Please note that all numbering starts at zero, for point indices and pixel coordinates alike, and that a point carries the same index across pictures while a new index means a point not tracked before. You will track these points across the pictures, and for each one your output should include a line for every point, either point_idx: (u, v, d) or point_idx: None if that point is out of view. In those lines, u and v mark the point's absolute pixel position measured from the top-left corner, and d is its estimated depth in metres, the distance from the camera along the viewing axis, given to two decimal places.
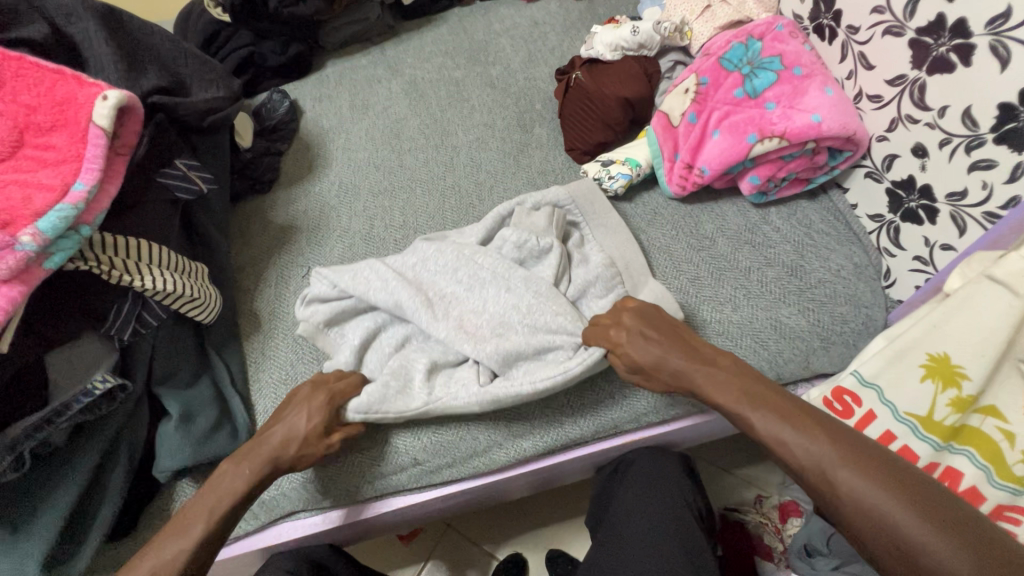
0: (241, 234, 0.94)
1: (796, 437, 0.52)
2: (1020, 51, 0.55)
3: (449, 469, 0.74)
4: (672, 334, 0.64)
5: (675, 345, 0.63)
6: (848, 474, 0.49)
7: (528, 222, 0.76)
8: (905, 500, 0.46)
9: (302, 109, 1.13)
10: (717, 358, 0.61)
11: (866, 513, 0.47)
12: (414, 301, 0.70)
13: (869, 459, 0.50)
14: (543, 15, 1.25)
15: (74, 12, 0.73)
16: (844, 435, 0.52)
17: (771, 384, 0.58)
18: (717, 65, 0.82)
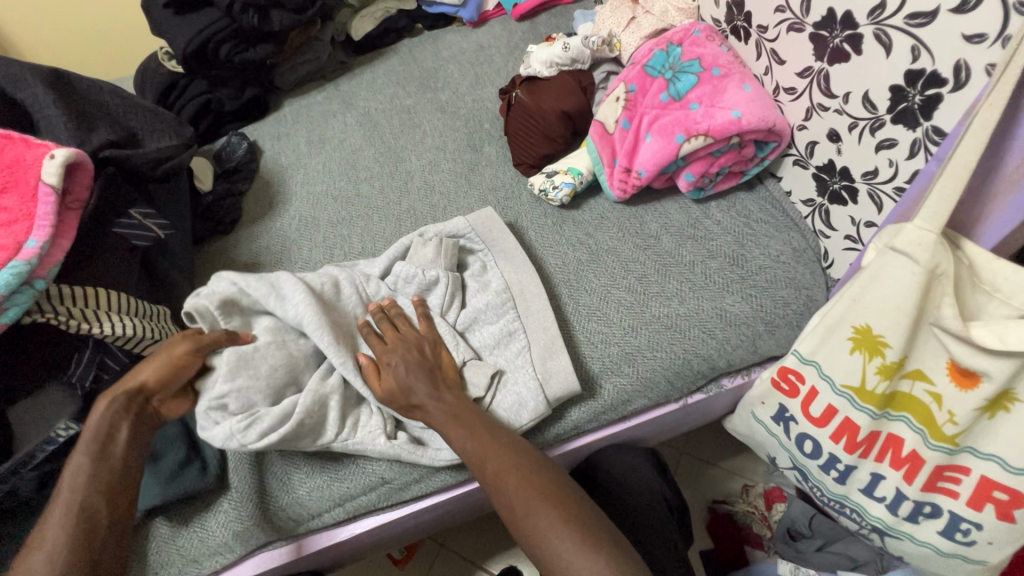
0: (206, 275, 0.96)
1: (553, 523, 0.57)
2: (898, 38, 0.59)
3: (417, 485, 0.75)
4: (473, 421, 0.66)
5: (466, 426, 0.65)
6: (545, 510, 0.58)
7: (419, 255, 0.80)
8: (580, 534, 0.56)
9: (261, 149, 1.17)
10: (501, 440, 0.64)
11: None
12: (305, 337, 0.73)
13: (601, 543, 0.56)
14: (488, 38, 1.30)
15: (23, 79, 0.77)
16: (585, 522, 0.58)
17: (540, 466, 0.63)
18: (642, 73, 0.86)
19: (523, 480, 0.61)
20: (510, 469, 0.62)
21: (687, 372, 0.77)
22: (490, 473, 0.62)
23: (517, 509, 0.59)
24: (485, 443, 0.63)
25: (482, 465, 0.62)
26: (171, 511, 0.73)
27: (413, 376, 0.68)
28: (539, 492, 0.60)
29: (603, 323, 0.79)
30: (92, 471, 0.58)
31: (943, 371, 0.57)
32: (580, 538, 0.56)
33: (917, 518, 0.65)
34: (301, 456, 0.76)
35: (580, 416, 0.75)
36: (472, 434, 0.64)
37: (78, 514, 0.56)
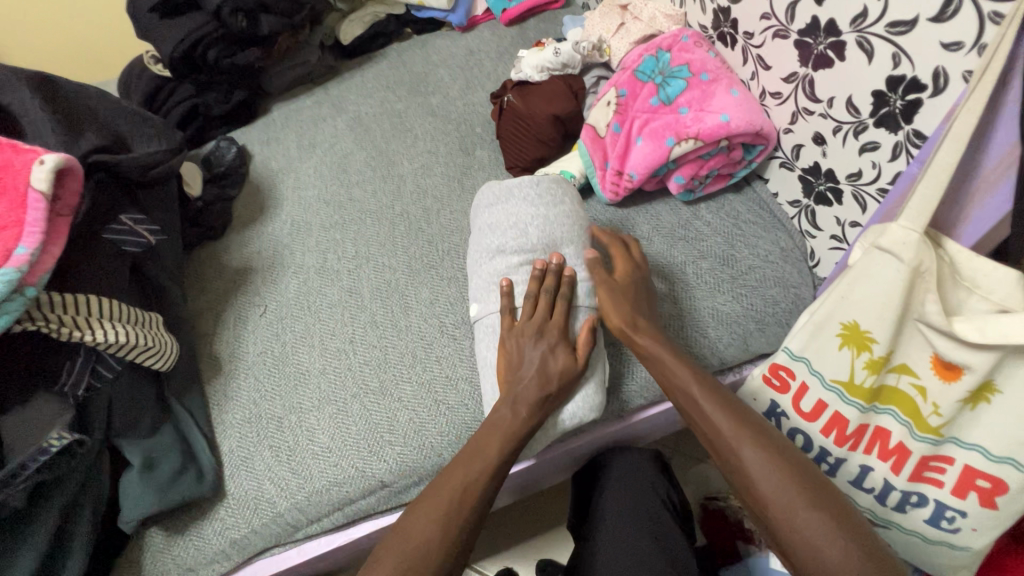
0: (198, 282, 0.96)
1: (794, 501, 0.54)
2: (880, 45, 0.61)
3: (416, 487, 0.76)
4: (699, 376, 0.65)
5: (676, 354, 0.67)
6: (793, 492, 0.54)
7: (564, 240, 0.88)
8: (830, 516, 0.52)
9: (250, 153, 1.17)
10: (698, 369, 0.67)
11: (773, 505, 0.54)
12: (514, 265, 0.76)
13: (795, 464, 0.56)
14: (477, 43, 1.31)
15: (8, 83, 0.76)
16: (781, 443, 0.58)
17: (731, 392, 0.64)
18: (633, 78, 0.88)
19: (765, 453, 0.57)
20: (751, 433, 0.59)
21: None
22: (692, 393, 0.64)
23: (722, 428, 0.60)
24: (709, 395, 0.63)
25: (708, 415, 0.62)
26: (166, 521, 0.73)
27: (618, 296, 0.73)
28: (738, 415, 0.61)
29: None
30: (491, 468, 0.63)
31: (927, 364, 0.59)
32: (777, 458, 0.56)
33: (905, 508, 0.67)
34: (297, 461, 0.76)
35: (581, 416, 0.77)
36: (699, 384, 0.64)
37: (470, 501, 0.60)
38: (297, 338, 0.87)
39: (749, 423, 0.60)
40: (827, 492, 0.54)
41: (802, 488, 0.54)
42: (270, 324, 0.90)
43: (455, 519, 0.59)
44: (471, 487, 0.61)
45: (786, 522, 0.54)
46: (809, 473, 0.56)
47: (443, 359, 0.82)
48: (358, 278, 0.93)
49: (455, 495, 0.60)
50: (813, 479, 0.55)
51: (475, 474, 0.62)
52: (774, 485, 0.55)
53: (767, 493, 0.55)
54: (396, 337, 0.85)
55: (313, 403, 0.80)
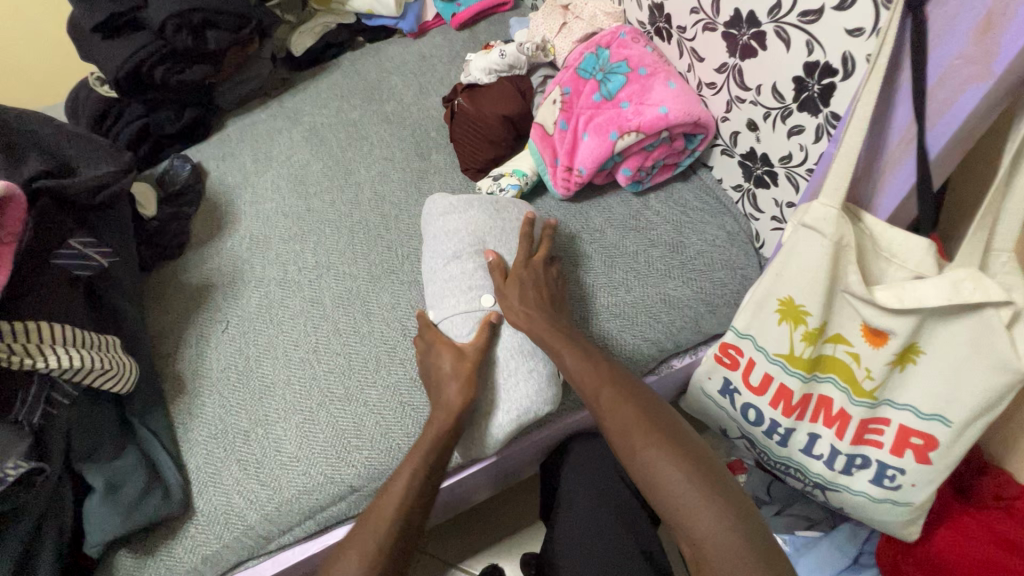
0: (159, 302, 0.96)
1: (651, 450, 0.59)
2: (795, 34, 0.65)
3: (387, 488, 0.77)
4: (580, 345, 0.69)
5: (585, 357, 0.68)
6: (649, 441, 0.60)
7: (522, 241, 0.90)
8: (678, 462, 0.58)
9: (206, 170, 1.17)
10: (612, 371, 0.68)
11: (634, 455, 0.60)
12: (469, 270, 0.79)
13: (693, 461, 0.58)
14: (429, 48, 1.32)
15: None
16: (682, 441, 0.60)
17: (643, 390, 0.65)
18: (576, 76, 0.91)
19: (630, 412, 0.62)
20: (621, 395, 0.64)
21: (639, 358, 0.81)
22: (605, 401, 0.64)
23: (590, 391, 0.65)
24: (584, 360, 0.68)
25: (582, 380, 0.66)
26: (135, 542, 0.72)
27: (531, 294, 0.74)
28: (645, 418, 0.62)
29: None
30: (415, 486, 0.64)
31: (858, 332, 0.63)
32: (676, 458, 0.58)
33: (851, 470, 0.70)
34: (266, 473, 0.76)
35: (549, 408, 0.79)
36: (576, 352, 0.68)
37: (395, 530, 0.61)
38: (260, 351, 0.87)
39: (620, 386, 0.65)
40: (684, 442, 0.60)
41: (660, 438, 0.60)
42: (233, 339, 0.90)
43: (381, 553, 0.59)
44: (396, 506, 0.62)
45: (683, 515, 0.56)
46: (670, 427, 0.61)
47: (407, 362, 0.83)
48: (320, 287, 0.93)
49: (378, 528, 0.60)
50: (673, 431, 0.61)
51: (390, 497, 0.63)
52: (675, 481, 0.57)
53: (629, 445, 0.61)
54: (359, 344, 0.85)
55: (279, 414, 0.81)
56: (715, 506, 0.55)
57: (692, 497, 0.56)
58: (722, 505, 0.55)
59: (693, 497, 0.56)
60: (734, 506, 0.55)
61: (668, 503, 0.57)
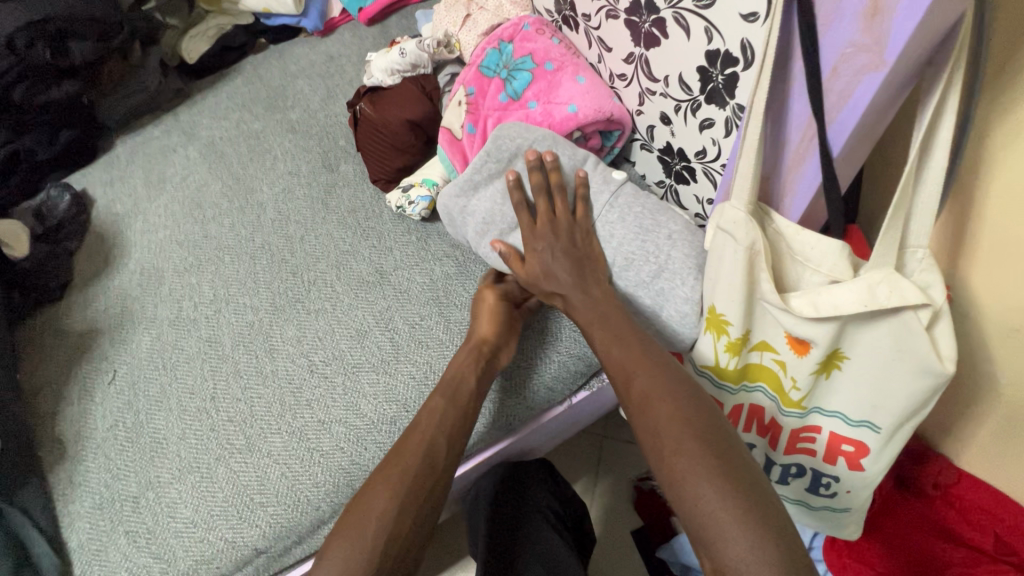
0: (36, 353, 0.85)
1: (678, 447, 0.50)
2: (694, 20, 0.59)
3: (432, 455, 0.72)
4: (617, 329, 0.62)
5: (618, 341, 0.61)
6: (675, 435, 0.51)
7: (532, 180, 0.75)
8: (705, 465, 0.48)
9: (92, 198, 1.05)
10: (652, 356, 0.59)
11: (658, 450, 0.52)
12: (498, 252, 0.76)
13: (729, 471, 0.48)
14: (338, 47, 1.23)
15: None
16: (721, 444, 0.50)
17: (685, 381, 0.56)
18: (479, 74, 0.83)
19: (659, 403, 0.54)
20: (654, 382, 0.56)
21: (566, 375, 0.75)
22: (635, 388, 0.56)
23: (620, 378, 0.58)
24: (613, 343, 0.61)
25: (617, 365, 0.59)
26: None
27: (562, 263, 0.68)
28: (678, 411, 0.52)
29: None
30: (441, 425, 0.62)
31: (782, 340, 0.58)
32: (709, 462, 0.48)
33: (787, 479, 0.68)
34: (158, 544, 0.68)
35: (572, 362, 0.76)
36: (613, 339, 0.61)
37: (437, 469, 0.59)
38: (151, 403, 0.78)
39: (654, 370, 0.57)
40: (719, 443, 0.50)
41: (688, 434, 0.51)
42: (121, 390, 0.80)
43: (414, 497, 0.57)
44: (422, 453, 0.59)
45: (709, 535, 0.46)
46: (707, 424, 0.51)
47: (315, 403, 0.75)
48: (218, 324, 0.84)
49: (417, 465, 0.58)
50: (709, 429, 0.51)
51: (421, 436, 0.61)
52: (700, 492, 0.47)
53: (653, 438, 0.52)
54: (261, 386, 0.77)
55: (173, 474, 0.72)
56: (746, 525, 0.45)
57: (718, 509, 0.46)
58: (754, 524, 0.45)
59: (720, 509, 0.46)
60: (769, 528, 0.44)
61: (690, 513, 0.48)
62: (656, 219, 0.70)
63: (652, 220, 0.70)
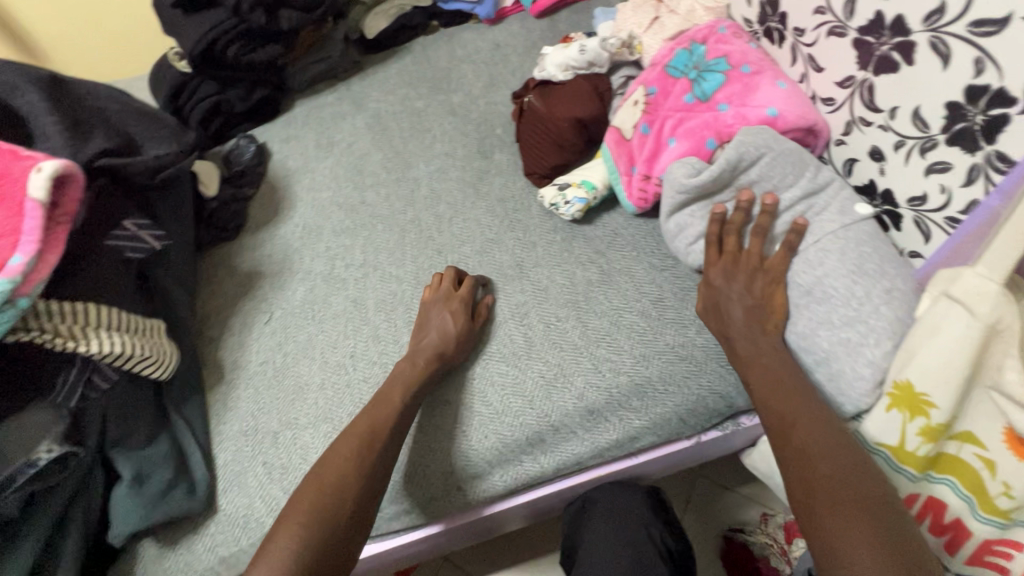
0: (210, 283, 0.96)
1: (842, 519, 0.48)
2: (959, 46, 0.52)
3: (393, 508, 0.72)
4: (786, 387, 0.60)
5: (794, 393, 0.59)
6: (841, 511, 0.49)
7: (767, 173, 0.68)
8: (874, 544, 0.46)
9: (270, 152, 1.16)
10: (827, 419, 0.57)
11: (819, 505, 0.50)
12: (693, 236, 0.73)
13: (893, 539, 0.47)
14: (505, 36, 1.24)
15: (20, 87, 0.74)
16: (886, 514, 0.49)
17: (854, 445, 0.55)
18: (664, 74, 0.80)
19: (832, 465, 0.53)
20: (827, 448, 0.54)
21: (701, 411, 0.71)
22: (797, 443, 0.55)
23: (784, 425, 0.57)
24: (780, 390, 0.60)
25: (783, 412, 0.58)
26: (160, 532, 0.72)
27: (739, 311, 0.66)
28: (846, 479, 0.51)
29: (613, 351, 0.75)
30: (355, 444, 0.66)
31: (998, 436, 0.53)
32: (870, 526, 0.48)
33: None
34: (290, 481, 0.73)
35: (709, 390, 0.71)
36: (791, 394, 0.59)
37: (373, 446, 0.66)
38: (298, 349, 0.85)
39: (831, 433, 0.55)
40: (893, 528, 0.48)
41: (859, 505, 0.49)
42: (275, 332, 0.88)
43: (326, 535, 0.58)
44: (342, 472, 0.63)
45: None
46: (876, 503, 0.50)
47: (445, 380, 0.77)
48: (365, 287, 0.89)
49: (321, 498, 0.60)
50: (875, 505, 0.49)
51: (342, 457, 0.64)
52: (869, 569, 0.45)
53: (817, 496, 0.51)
54: (397, 355, 0.81)
55: (309, 420, 0.77)
56: None
57: None
58: None
59: None
60: None
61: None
62: (882, 262, 0.62)
63: (878, 267, 0.62)
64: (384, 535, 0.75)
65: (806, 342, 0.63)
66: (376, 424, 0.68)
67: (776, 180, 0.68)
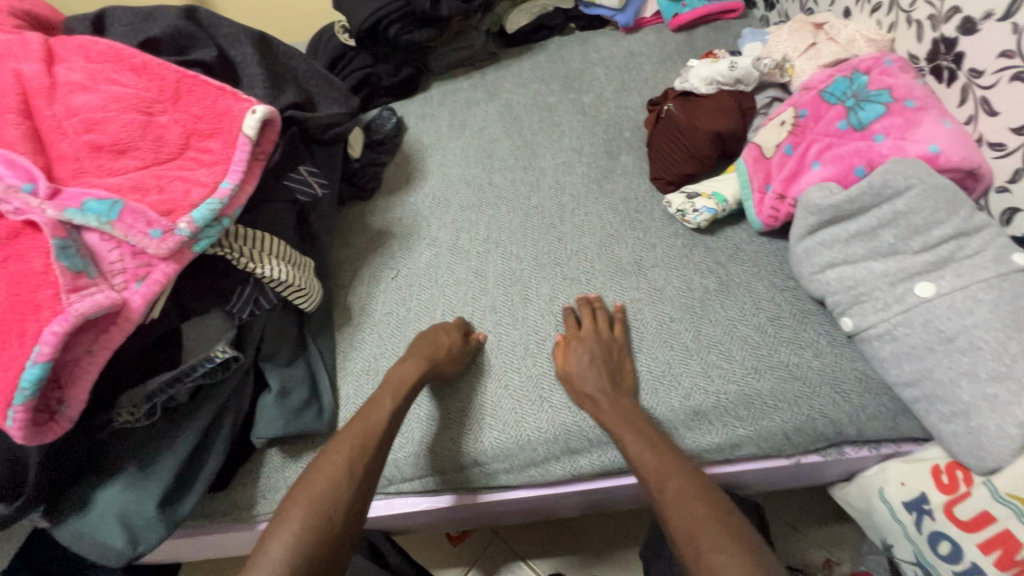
0: (345, 235, 1.05)
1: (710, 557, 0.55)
2: None
3: (412, 480, 0.79)
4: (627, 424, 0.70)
5: (649, 445, 0.68)
6: (723, 555, 0.55)
7: (920, 206, 0.66)
8: None
9: (406, 126, 1.25)
10: (688, 467, 0.66)
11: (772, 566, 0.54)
12: (825, 262, 0.73)
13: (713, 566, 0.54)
14: (640, 45, 1.28)
15: (238, 39, 0.86)
16: (706, 541, 0.57)
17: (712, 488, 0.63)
18: (817, 98, 0.81)
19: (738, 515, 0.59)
20: (693, 494, 0.62)
21: (808, 432, 0.72)
22: (670, 492, 0.63)
23: (653, 478, 0.65)
24: (635, 434, 0.69)
25: (653, 463, 0.66)
26: (286, 445, 0.80)
27: (591, 371, 0.74)
28: (707, 519, 0.59)
29: (724, 358, 0.76)
30: (353, 445, 0.69)
31: None
32: (747, 551, 0.55)
33: None
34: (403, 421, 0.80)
35: (819, 414, 0.71)
36: (650, 446, 0.68)
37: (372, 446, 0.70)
38: (420, 306, 0.92)
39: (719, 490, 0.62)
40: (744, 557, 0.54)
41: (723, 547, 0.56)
42: (400, 288, 0.95)
43: (317, 533, 0.61)
44: (342, 467, 0.66)
45: None
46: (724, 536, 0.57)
47: (556, 357, 0.82)
48: (486, 261, 0.95)
49: (318, 499, 0.63)
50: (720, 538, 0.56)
51: (337, 459, 0.67)
52: None
53: (694, 548, 0.57)
54: (511, 327, 0.86)
55: None
56: None
57: None
58: None
59: None
60: None
61: None
62: None
63: None
64: (480, 493, 0.80)
65: (947, 391, 0.63)
66: (371, 428, 0.71)
67: (925, 215, 0.66)
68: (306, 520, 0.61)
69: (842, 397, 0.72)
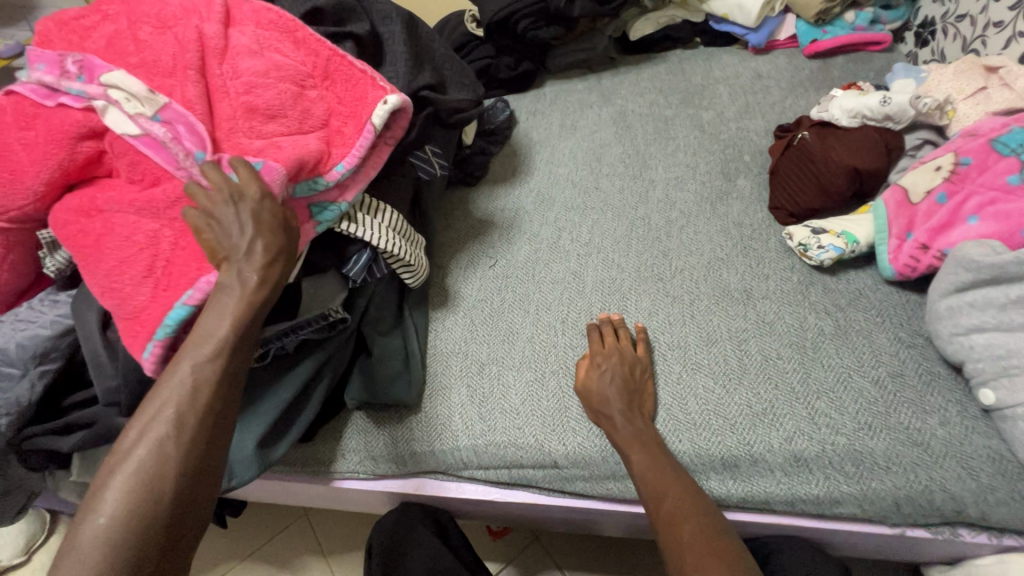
0: (448, 217, 1.07)
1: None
2: None
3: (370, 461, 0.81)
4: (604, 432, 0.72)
5: (651, 463, 0.68)
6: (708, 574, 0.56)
7: None
8: None
9: (517, 120, 1.26)
10: (682, 483, 0.67)
11: None
12: (974, 323, 0.67)
13: None
14: (769, 68, 1.23)
15: (390, 17, 0.90)
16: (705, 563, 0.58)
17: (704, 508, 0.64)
18: (986, 147, 0.75)
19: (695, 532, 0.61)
20: (686, 517, 0.63)
21: (923, 502, 0.66)
22: (665, 511, 0.64)
23: (651, 497, 0.66)
24: (640, 452, 0.69)
25: (653, 480, 0.67)
26: (371, 411, 0.83)
27: (613, 387, 0.75)
28: (705, 541, 0.60)
29: (835, 408, 0.72)
30: (184, 395, 0.53)
31: None
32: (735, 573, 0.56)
33: None
34: (487, 410, 0.81)
35: (941, 486, 0.66)
36: (650, 462, 0.68)
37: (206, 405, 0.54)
38: (515, 298, 0.93)
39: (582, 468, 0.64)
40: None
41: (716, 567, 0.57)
42: (497, 277, 0.96)
43: (137, 509, 0.49)
44: (170, 427, 0.52)
45: None
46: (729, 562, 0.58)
47: (654, 372, 0.80)
48: (586, 265, 0.94)
49: (138, 467, 0.51)
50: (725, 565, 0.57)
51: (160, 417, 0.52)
52: None
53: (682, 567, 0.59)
54: None
55: (515, 363, 0.85)
56: None
57: None
58: None
59: None
60: None
61: None
62: None
63: None
64: (557, 494, 0.80)
65: None
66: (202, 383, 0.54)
67: None
68: (126, 494, 0.50)
69: (969, 474, 0.66)
